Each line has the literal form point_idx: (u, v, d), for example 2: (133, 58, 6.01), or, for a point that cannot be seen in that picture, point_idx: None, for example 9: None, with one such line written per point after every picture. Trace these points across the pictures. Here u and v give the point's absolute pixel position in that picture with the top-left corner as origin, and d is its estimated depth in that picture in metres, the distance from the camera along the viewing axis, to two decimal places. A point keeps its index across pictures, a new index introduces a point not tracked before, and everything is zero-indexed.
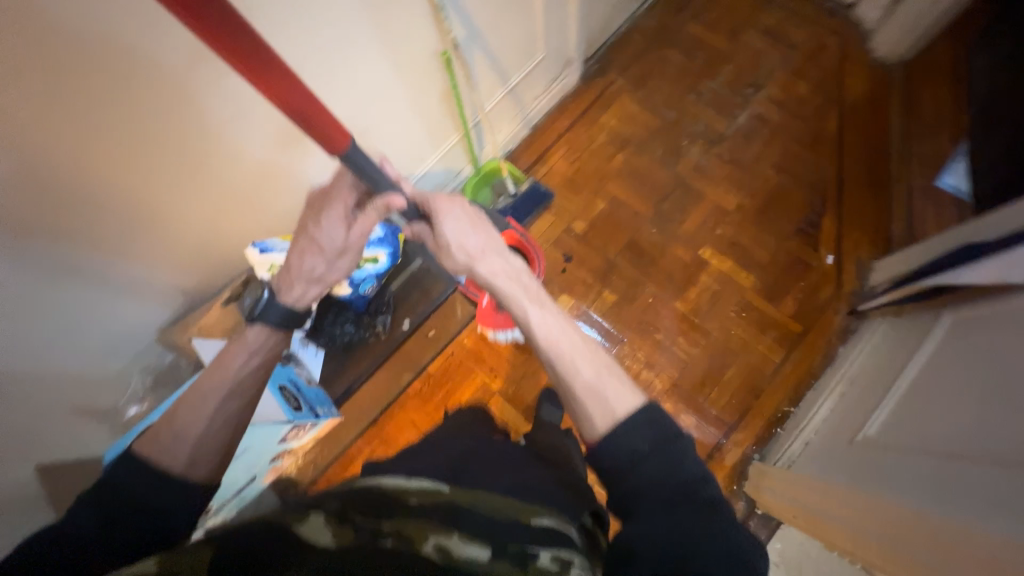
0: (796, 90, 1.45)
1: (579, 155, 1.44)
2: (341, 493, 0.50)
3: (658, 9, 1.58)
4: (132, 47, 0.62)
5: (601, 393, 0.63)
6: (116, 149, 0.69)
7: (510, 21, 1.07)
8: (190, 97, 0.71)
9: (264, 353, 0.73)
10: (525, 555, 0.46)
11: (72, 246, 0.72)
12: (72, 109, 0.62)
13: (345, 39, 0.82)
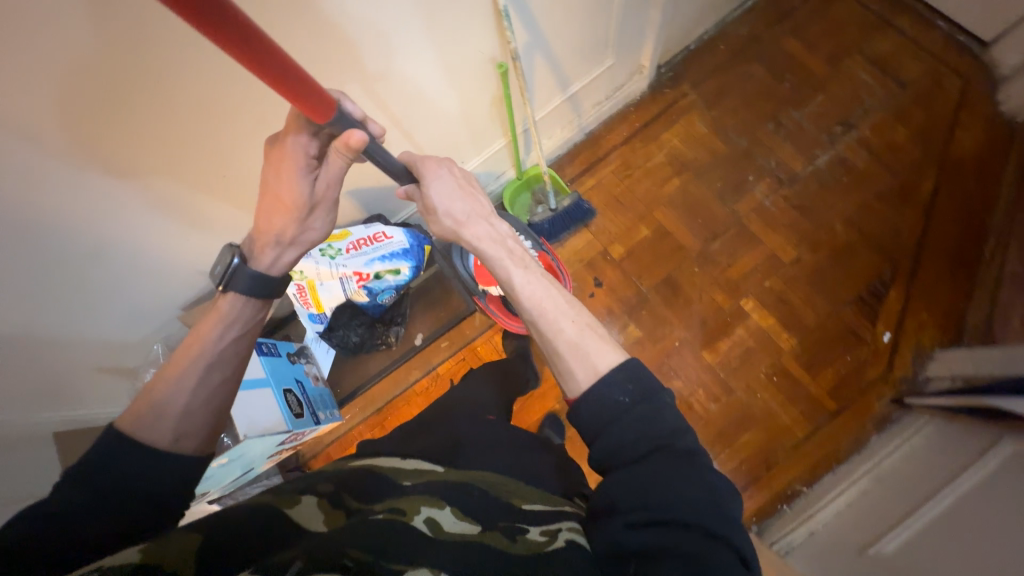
0: (894, 136, 1.28)
1: (632, 173, 1.34)
2: (330, 478, 0.55)
3: (753, 17, 1.40)
4: (161, 34, 0.58)
5: (584, 351, 0.60)
6: (131, 136, 0.66)
7: (579, 27, 0.97)
8: (217, 83, 0.67)
9: (243, 323, 0.68)
10: (514, 529, 0.51)
11: (99, 220, 0.73)
12: (83, 97, 0.59)
13: (397, 41, 0.76)
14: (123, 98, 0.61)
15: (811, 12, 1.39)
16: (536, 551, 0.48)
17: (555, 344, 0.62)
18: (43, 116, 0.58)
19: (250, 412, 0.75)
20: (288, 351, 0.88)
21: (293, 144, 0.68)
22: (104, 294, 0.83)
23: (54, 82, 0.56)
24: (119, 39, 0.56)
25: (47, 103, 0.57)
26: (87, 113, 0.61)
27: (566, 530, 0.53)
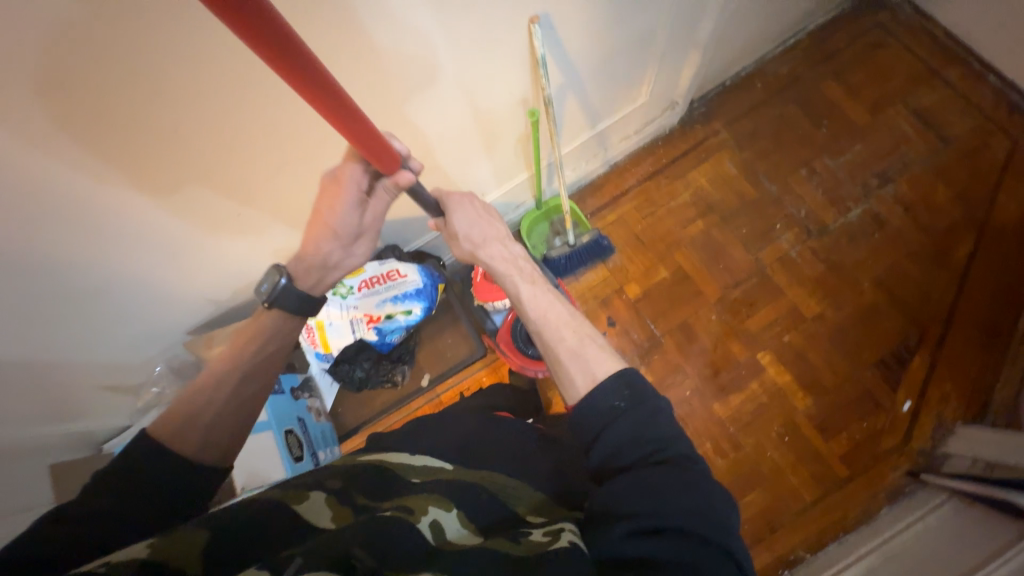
0: (932, 193, 1.23)
1: (655, 210, 1.30)
2: (336, 471, 0.54)
3: (794, 56, 1.35)
4: (171, 75, 0.53)
5: (582, 355, 0.64)
6: (137, 164, 0.60)
7: (615, 68, 0.93)
8: (229, 124, 0.62)
9: (275, 343, 0.67)
10: (518, 533, 0.49)
11: (95, 258, 0.69)
12: (89, 121, 0.53)
13: (429, 86, 0.72)
14: (128, 136, 0.57)
15: (855, 56, 1.33)
16: (535, 551, 0.45)
17: (557, 353, 0.66)
18: (38, 155, 0.54)
19: (251, 460, 0.75)
20: (292, 387, 0.88)
21: (348, 177, 0.67)
22: (106, 324, 0.79)
23: (54, 122, 0.51)
24: (127, 79, 0.51)
25: (44, 142, 0.53)
26: (86, 151, 0.56)
27: (571, 530, 0.48)
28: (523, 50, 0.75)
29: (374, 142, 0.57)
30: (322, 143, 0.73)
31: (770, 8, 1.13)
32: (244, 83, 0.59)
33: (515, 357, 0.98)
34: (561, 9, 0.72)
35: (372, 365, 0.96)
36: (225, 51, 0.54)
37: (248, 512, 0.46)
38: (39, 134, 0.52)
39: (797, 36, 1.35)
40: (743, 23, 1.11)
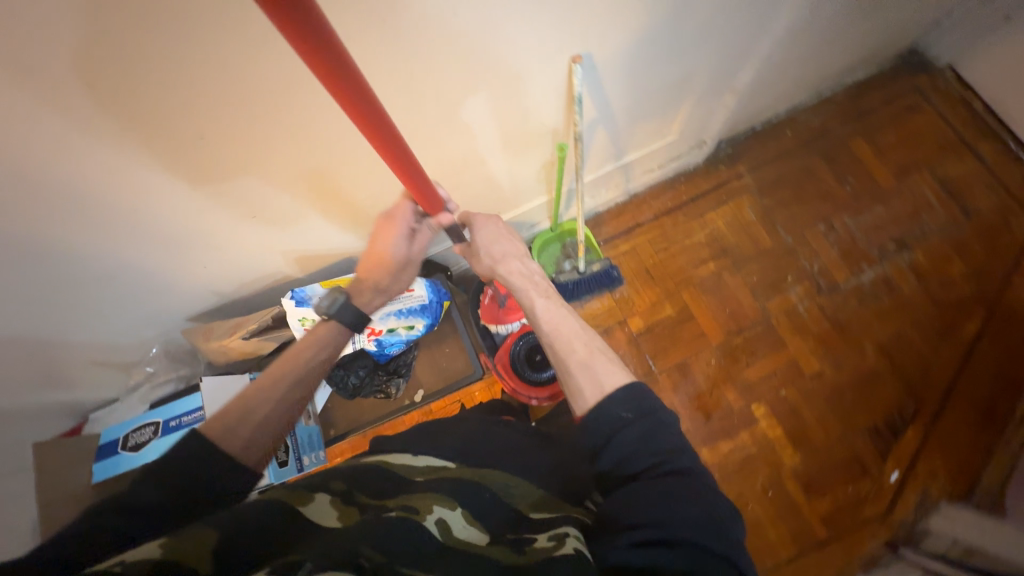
0: (947, 266, 1.22)
1: (668, 246, 1.29)
2: (343, 474, 0.56)
3: (827, 110, 1.34)
4: (198, 88, 0.51)
5: (592, 368, 0.63)
6: (156, 164, 0.58)
7: (649, 107, 0.92)
8: (254, 136, 0.60)
9: (330, 349, 0.73)
10: (522, 541, 0.49)
11: (101, 247, 0.67)
12: (112, 120, 0.51)
13: (462, 112, 0.71)
14: (150, 137, 0.55)
15: (888, 118, 1.32)
16: (540, 559, 0.45)
17: (566, 363, 0.66)
18: (50, 150, 0.51)
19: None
20: None
21: (401, 213, 0.74)
22: (105, 307, 0.78)
23: (77, 118, 0.50)
24: (154, 87, 0.49)
25: (62, 140, 0.51)
26: (104, 150, 0.54)
27: (575, 537, 0.49)
28: (561, 86, 0.74)
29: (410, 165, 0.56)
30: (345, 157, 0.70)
31: (812, 62, 1.12)
32: (273, 99, 0.57)
33: (510, 379, 0.98)
34: (604, 49, 0.71)
35: (367, 373, 0.96)
36: (255, 71, 0.52)
37: (260, 509, 0.47)
38: (58, 129, 0.50)
39: (833, 90, 1.34)
40: (784, 75, 1.10)
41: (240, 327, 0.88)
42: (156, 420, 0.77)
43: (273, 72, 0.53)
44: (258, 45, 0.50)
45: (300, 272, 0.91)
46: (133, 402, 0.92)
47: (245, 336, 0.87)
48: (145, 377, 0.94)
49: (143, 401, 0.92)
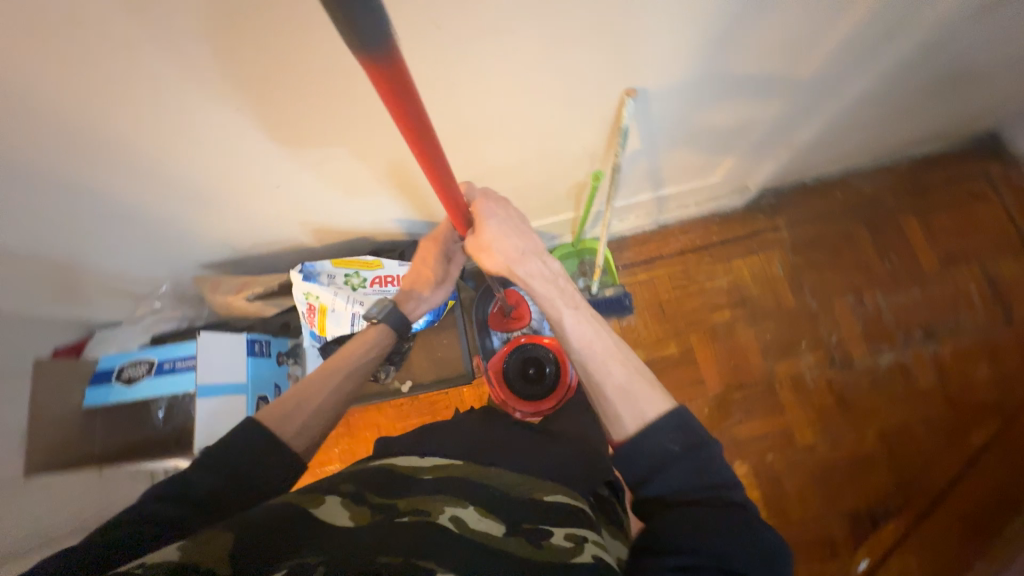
0: (972, 366, 1.16)
1: (687, 285, 1.26)
2: (350, 477, 0.54)
3: (884, 178, 1.27)
4: (233, 61, 0.49)
5: (631, 394, 0.61)
6: (181, 128, 0.57)
7: (697, 146, 0.89)
8: (286, 114, 0.58)
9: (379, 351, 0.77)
10: (539, 533, 0.49)
11: (123, 192, 0.67)
12: (143, 80, 0.50)
13: (504, 124, 0.69)
14: (181, 102, 0.54)
15: (948, 199, 1.25)
16: (560, 561, 0.46)
17: (602, 386, 0.63)
18: (81, 94, 0.51)
19: (213, 425, 0.75)
20: (277, 352, 0.89)
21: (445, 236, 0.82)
22: (120, 244, 0.79)
23: (113, 75, 0.49)
24: (190, 52, 0.48)
25: (93, 90, 0.50)
26: (134, 103, 0.53)
27: (593, 542, 0.50)
28: (610, 115, 0.72)
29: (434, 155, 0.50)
30: (378, 154, 0.69)
31: (882, 129, 1.05)
32: (306, 84, 0.54)
33: (500, 390, 1.00)
34: (662, 84, 0.68)
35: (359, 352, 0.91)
36: (292, 53, 0.49)
37: (267, 511, 0.47)
38: (90, 80, 0.49)
39: (896, 159, 1.27)
40: (848, 137, 1.04)
41: (245, 287, 0.87)
42: (150, 358, 0.77)
43: (313, 59, 0.50)
44: (302, 25, 0.46)
45: (315, 243, 0.91)
46: (136, 332, 0.93)
47: (250, 297, 0.87)
48: (150, 310, 0.96)
49: (146, 332, 0.94)
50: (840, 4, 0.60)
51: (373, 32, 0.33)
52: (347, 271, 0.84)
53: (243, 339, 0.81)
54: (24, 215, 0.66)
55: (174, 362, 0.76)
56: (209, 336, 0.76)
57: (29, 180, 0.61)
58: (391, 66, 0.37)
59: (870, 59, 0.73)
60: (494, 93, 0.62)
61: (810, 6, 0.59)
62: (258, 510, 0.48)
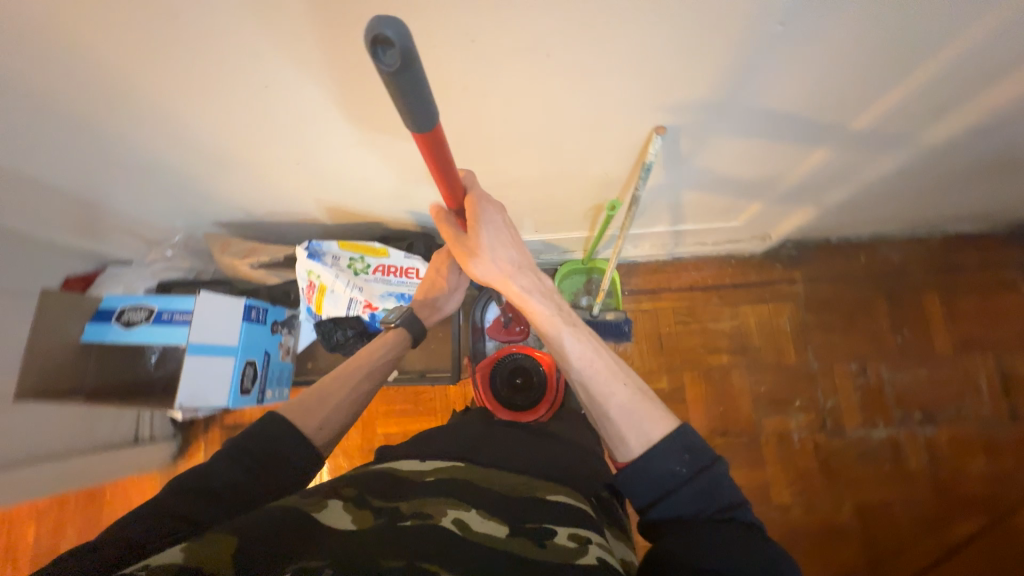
0: (967, 458, 1.12)
1: (690, 322, 1.24)
2: (353, 481, 0.53)
3: (913, 250, 1.23)
4: (266, 41, 0.50)
5: (633, 415, 0.60)
6: (212, 94, 0.58)
7: (722, 189, 0.87)
8: (311, 98, 0.59)
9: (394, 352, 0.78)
10: (542, 533, 0.48)
11: (150, 146, 0.69)
12: (181, 46, 0.51)
13: (528, 140, 0.69)
14: (215, 72, 0.54)
15: (976, 284, 1.20)
16: (564, 560, 0.44)
17: (605, 407, 0.62)
18: (121, 50, 0.52)
19: (197, 382, 0.76)
20: (273, 320, 0.91)
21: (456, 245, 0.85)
22: (140, 192, 0.81)
23: (154, 37, 0.50)
24: (224, 27, 0.48)
25: (132, 48, 0.51)
26: (165, 66, 0.54)
27: (598, 543, 0.49)
28: (636, 148, 0.71)
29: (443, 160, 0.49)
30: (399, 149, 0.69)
31: (920, 203, 1.02)
32: (335, 73, 0.54)
33: (485, 394, 1.01)
34: (694, 126, 0.66)
35: (353, 336, 0.91)
36: (323, 41, 0.49)
37: (270, 513, 0.46)
38: (130, 39, 0.50)
39: (929, 233, 1.23)
40: (882, 205, 1.01)
41: (252, 254, 0.93)
42: (151, 306, 0.79)
43: (345, 51, 0.51)
44: (334, 15, 0.46)
45: (328, 221, 0.92)
46: (144, 275, 0.97)
47: (253, 264, 0.93)
48: (161, 257, 0.99)
49: (153, 277, 0.98)
50: (892, 75, 0.58)
51: (425, 118, 0.40)
52: (352, 255, 0.85)
53: (241, 303, 0.82)
54: (53, 151, 0.68)
55: (172, 313, 0.78)
56: (208, 296, 0.78)
57: (60, 121, 0.62)
58: (432, 134, 0.43)
59: (916, 134, 0.71)
60: (521, 110, 0.61)
61: (860, 74, 0.57)
62: (260, 512, 0.47)
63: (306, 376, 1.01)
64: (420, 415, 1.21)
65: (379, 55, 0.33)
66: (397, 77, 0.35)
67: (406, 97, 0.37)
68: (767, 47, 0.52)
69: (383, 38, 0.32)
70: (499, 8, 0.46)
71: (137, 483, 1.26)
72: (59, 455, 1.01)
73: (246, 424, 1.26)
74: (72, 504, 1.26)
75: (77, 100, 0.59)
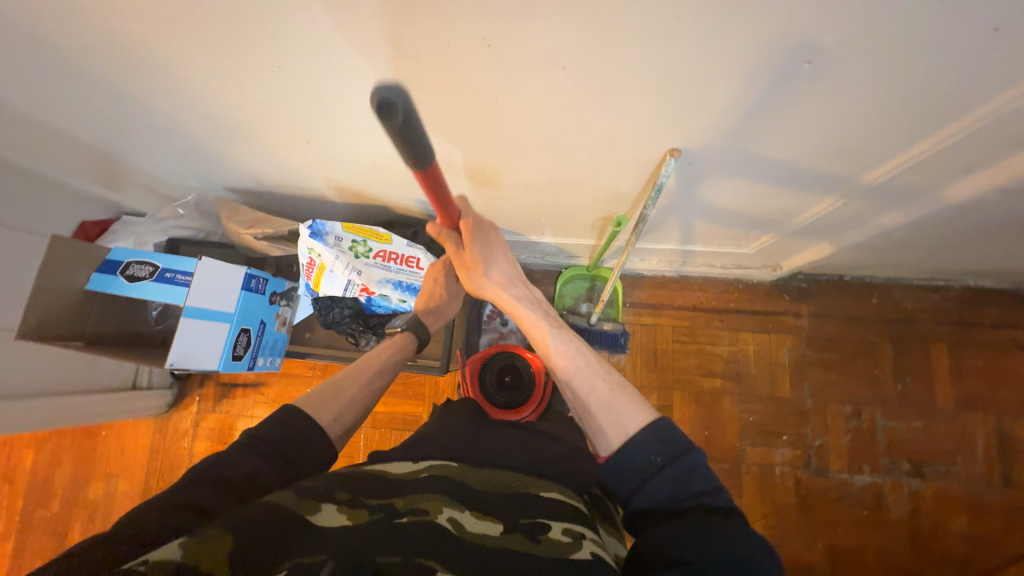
0: (950, 515, 1.11)
1: (688, 342, 1.23)
2: (345, 482, 0.51)
3: (927, 298, 1.19)
4: (283, 21, 0.50)
5: (612, 409, 0.61)
6: (230, 69, 0.58)
7: (736, 214, 0.85)
8: (324, 82, 0.58)
9: (400, 354, 0.83)
10: (536, 528, 0.49)
11: (168, 111, 0.69)
12: (202, 21, 0.51)
13: (541, 147, 0.68)
14: (233, 50, 0.55)
15: (988, 341, 1.17)
16: (558, 555, 0.46)
17: (588, 406, 0.64)
18: (142, 19, 0.52)
19: (189, 343, 0.78)
20: (272, 292, 0.92)
21: None
22: (157, 152, 0.82)
23: (175, 9, 0.50)
24: (243, 5, 0.48)
25: (153, 18, 0.52)
26: (183, 36, 0.54)
27: (591, 538, 0.50)
28: (650, 166, 0.69)
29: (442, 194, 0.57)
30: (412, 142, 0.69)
31: (941, 252, 0.98)
32: (349, 61, 0.54)
33: (471, 388, 1.03)
34: (711, 151, 0.65)
35: (349, 316, 0.94)
36: (339, 26, 0.49)
37: (263, 511, 0.46)
38: (152, 11, 0.50)
39: (948, 283, 1.19)
40: (901, 250, 0.98)
41: (257, 225, 0.93)
42: (156, 263, 0.81)
43: (360, 41, 0.50)
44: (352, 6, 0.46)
45: (337, 199, 0.93)
46: (155, 231, 1.00)
47: (258, 235, 0.93)
48: (172, 215, 1.01)
49: (163, 233, 1.01)
50: (925, 124, 0.56)
51: (423, 157, 0.46)
52: (354, 238, 0.85)
53: (242, 272, 0.84)
54: (73, 103, 0.69)
55: (174, 274, 0.80)
56: (209, 263, 0.79)
57: (80, 76, 0.63)
58: (430, 169, 0.50)
59: (943, 185, 0.68)
60: (535, 117, 0.60)
61: (888, 119, 0.55)
62: (256, 506, 0.47)
63: (302, 347, 1.03)
64: (410, 402, 1.24)
65: (386, 113, 0.40)
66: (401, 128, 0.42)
67: (407, 141, 0.44)
68: (794, 84, 0.50)
69: (388, 99, 0.40)
70: (518, 15, 0.45)
71: (132, 427, 1.31)
72: (60, 392, 1.06)
73: (241, 385, 1.30)
74: (69, 438, 1.31)
75: (96, 59, 0.59)
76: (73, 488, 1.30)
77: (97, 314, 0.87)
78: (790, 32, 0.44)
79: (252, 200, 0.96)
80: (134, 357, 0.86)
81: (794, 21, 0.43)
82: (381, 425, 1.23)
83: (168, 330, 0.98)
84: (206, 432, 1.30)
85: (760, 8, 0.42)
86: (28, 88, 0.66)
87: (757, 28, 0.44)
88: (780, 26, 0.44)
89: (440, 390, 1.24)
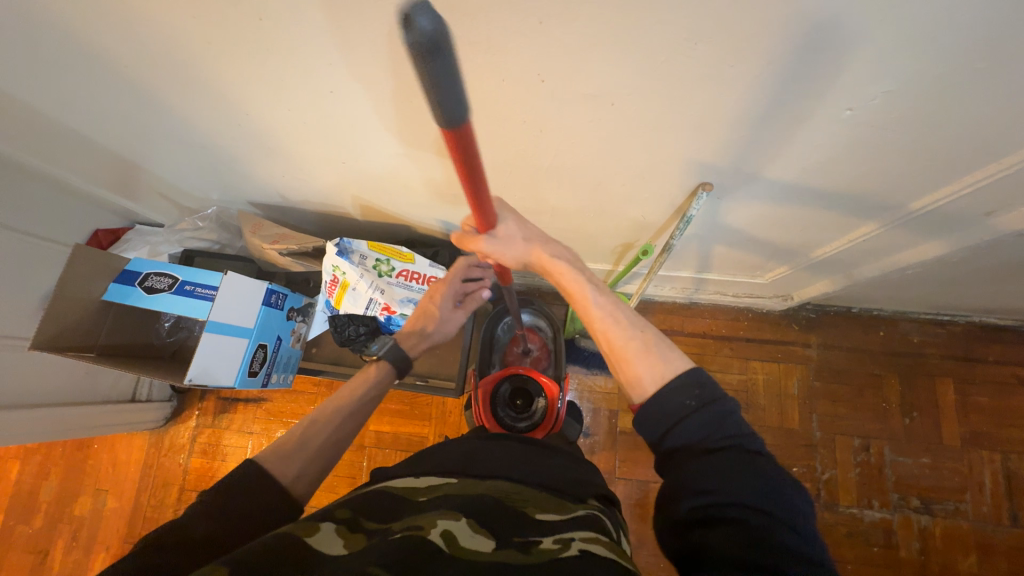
0: (959, 554, 1.10)
1: (699, 369, 1.23)
2: (347, 504, 0.52)
3: (933, 335, 1.21)
4: (340, 52, 0.51)
5: (650, 352, 0.53)
6: (278, 89, 0.59)
7: (753, 244, 0.88)
8: (371, 109, 0.60)
9: (378, 385, 0.75)
10: (528, 542, 0.46)
11: (207, 126, 0.70)
12: (260, 46, 0.52)
13: (577, 175, 0.69)
14: (285, 72, 0.56)
15: (994, 378, 1.18)
16: (547, 560, 0.43)
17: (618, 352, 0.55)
18: (201, 41, 0.53)
19: (211, 358, 0.77)
20: (290, 307, 0.92)
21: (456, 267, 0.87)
22: (187, 164, 0.83)
23: (235, 32, 0.51)
24: (304, 34, 0.49)
25: (212, 41, 0.53)
26: (238, 58, 0.55)
27: (581, 539, 0.47)
28: (678, 198, 0.71)
29: (476, 177, 0.42)
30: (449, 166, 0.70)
31: (950, 289, 1.01)
32: (398, 88, 0.55)
33: (483, 410, 1.02)
34: (739, 187, 0.67)
35: (365, 335, 0.93)
36: (400, 61, 0.50)
37: (252, 544, 0.43)
38: (213, 34, 0.52)
39: (952, 318, 1.21)
40: (908, 286, 1.00)
41: (282, 241, 0.93)
42: (176, 275, 0.80)
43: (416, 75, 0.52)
44: None
45: (360, 216, 0.94)
46: (171, 242, 0.99)
47: (281, 251, 0.93)
48: (190, 227, 1.00)
49: (178, 244, 1.00)
50: (950, 172, 0.58)
51: (454, 121, 0.33)
52: (380, 257, 0.87)
53: (264, 287, 0.83)
54: (114, 114, 0.70)
55: (194, 286, 0.79)
56: (236, 279, 0.79)
57: (125, 89, 0.64)
58: (463, 136, 0.35)
59: (960, 227, 0.69)
60: (575, 147, 0.62)
61: (913, 164, 0.57)
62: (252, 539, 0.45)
63: (314, 362, 1.02)
64: (416, 422, 1.22)
65: (435, 32, 0.25)
66: (439, 77, 0.28)
67: (440, 92, 0.30)
68: (829, 128, 0.53)
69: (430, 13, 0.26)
70: (576, 55, 0.46)
71: (126, 439, 1.27)
72: (61, 403, 1.03)
73: (242, 400, 1.28)
74: (59, 449, 1.26)
75: (147, 73, 0.60)
76: (59, 503, 1.24)
77: (110, 324, 0.85)
78: (828, 85, 0.47)
79: (276, 214, 0.97)
80: (145, 369, 0.84)
81: (831, 73, 0.45)
82: (386, 445, 1.21)
83: (181, 342, 0.97)
84: (201, 447, 1.26)
85: (808, 59, 0.44)
86: (73, 98, 0.67)
87: (798, 79, 0.46)
88: (822, 78, 0.46)
89: (446, 412, 1.23)
